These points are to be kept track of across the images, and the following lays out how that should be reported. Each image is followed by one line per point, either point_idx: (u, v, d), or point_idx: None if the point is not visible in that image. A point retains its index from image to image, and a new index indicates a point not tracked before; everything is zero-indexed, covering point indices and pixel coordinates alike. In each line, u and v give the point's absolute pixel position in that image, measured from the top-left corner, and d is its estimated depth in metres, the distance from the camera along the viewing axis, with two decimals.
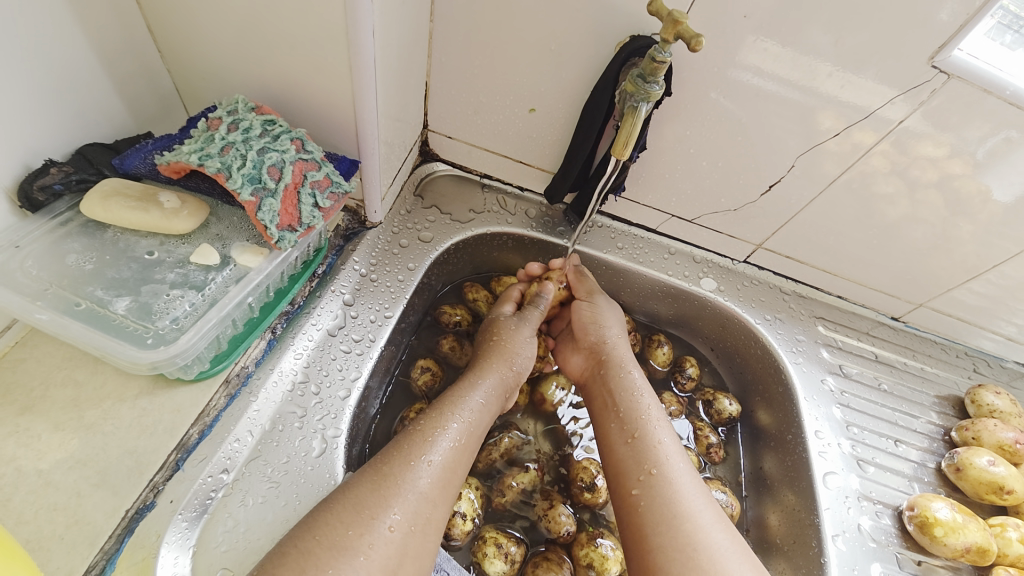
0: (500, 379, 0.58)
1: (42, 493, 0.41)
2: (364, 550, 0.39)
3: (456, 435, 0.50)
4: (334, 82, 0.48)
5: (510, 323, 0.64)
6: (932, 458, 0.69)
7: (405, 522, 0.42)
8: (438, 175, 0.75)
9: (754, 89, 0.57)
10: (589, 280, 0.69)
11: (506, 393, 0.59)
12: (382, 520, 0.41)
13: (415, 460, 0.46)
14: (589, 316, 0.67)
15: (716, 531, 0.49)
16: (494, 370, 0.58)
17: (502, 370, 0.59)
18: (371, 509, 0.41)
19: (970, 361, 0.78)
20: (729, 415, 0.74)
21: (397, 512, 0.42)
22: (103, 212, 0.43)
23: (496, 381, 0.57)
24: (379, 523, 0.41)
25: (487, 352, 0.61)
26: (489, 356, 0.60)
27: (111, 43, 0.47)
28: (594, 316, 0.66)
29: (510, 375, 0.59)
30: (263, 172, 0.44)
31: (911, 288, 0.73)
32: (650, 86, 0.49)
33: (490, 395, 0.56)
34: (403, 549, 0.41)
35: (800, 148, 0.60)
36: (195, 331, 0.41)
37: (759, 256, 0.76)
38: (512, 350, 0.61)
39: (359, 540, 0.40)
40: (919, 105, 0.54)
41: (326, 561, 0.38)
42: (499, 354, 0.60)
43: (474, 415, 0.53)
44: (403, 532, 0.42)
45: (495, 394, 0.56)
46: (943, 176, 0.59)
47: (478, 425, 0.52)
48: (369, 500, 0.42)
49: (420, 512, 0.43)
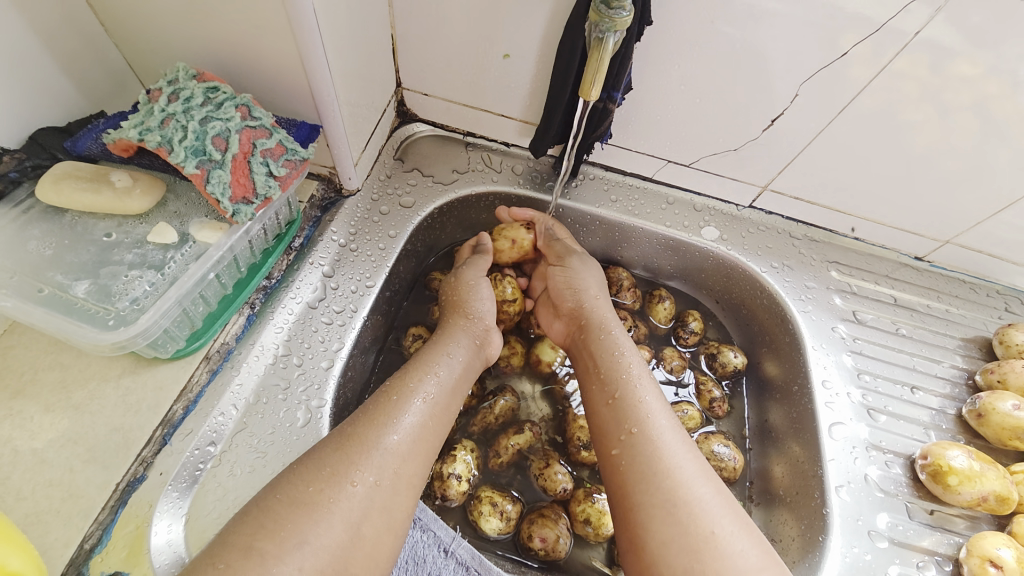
0: (469, 335, 0.58)
1: (37, 470, 0.43)
2: (326, 505, 0.39)
3: (427, 392, 0.49)
4: (280, 40, 0.46)
5: (455, 278, 0.64)
6: (953, 404, 0.65)
7: (370, 478, 0.42)
8: (419, 136, 0.72)
9: (749, 9, 0.50)
10: (559, 244, 0.67)
11: (478, 345, 0.58)
12: (344, 476, 0.41)
13: (380, 419, 0.45)
14: (563, 281, 0.65)
15: (699, 485, 0.46)
16: (456, 328, 0.58)
17: (468, 330, 0.58)
18: (333, 466, 0.41)
19: (1003, 300, 0.72)
20: (734, 367, 0.71)
21: (359, 467, 0.42)
22: (57, 195, 0.44)
23: (464, 338, 0.57)
24: (342, 480, 0.41)
25: (447, 313, 0.60)
26: (450, 317, 0.59)
27: (51, 21, 0.46)
28: (568, 279, 0.65)
29: (476, 329, 0.59)
30: (207, 143, 0.43)
31: (936, 224, 0.67)
32: (615, 13, 0.44)
33: (459, 350, 0.55)
34: (369, 503, 0.41)
35: (805, 74, 0.54)
36: (155, 309, 0.41)
37: (765, 199, 0.71)
38: (471, 307, 0.61)
39: (318, 495, 0.39)
40: (940, 10, 0.47)
41: (284, 515, 0.38)
42: (457, 314, 0.59)
43: (444, 373, 0.52)
44: (368, 487, 0.41)
45: (466, 349, 0.56)
46: (977, 98, 0.52)
47: (450, 384, 0.52)
48: (332, 459, 0.42)
49: (386, 467, 0.43)
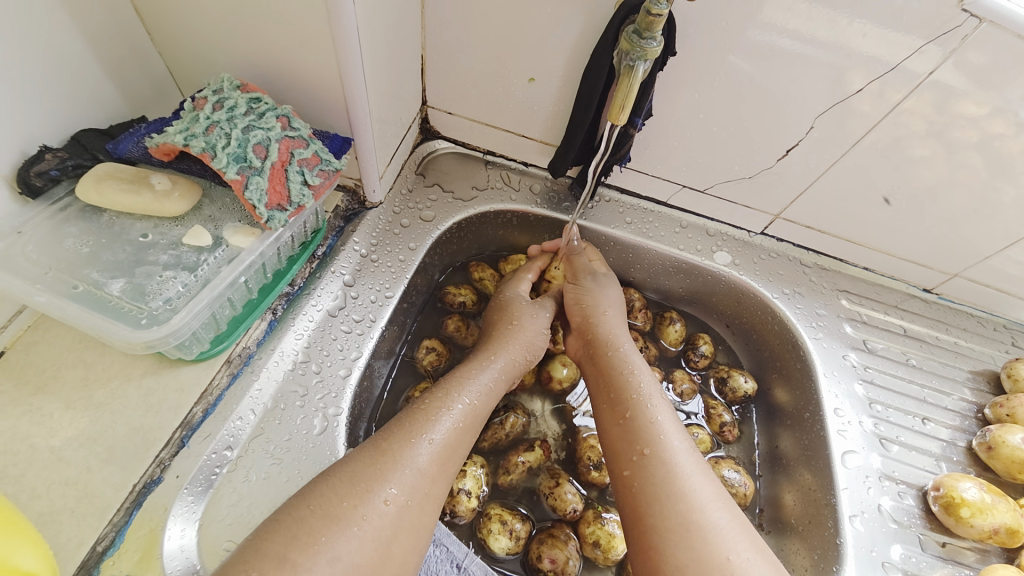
0: (510, 362, 0.58)
1: (54, 468, 0.43)
2: (357, 521, 0.39)
3: (460, 416, 0.49)
4: (320, 56, 0.47)
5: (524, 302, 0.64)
6: (963, 436, 0.65)
7: (401, 497, 0.42)
8: (440, 153, 0.73)
9: (767, 46, 0.53)
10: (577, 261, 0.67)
11: (517, 375, 0.58)
12: (377, 493, 0.41)
13: (415, 437, 0.45)
14: (573, 297, 0.65)
15: (714, 509, 0.46)
16: (502, 353, 0.57)
17: (513, 360, 0.58)
18: (367, 482, 0.41)
19: (1009, 334, 0.73)
20: (744, 393, 0.71)
21: (393, 486, 0.42)
22: (97, 195, 0.45)
23: (502, 358, 0.57)
24: (374, 496, 0.41)
25: (492, 336, 0.60)
26: (497, 339, 0.59)
27: (99, 28, 0.47)
28: (582, 298, 0.64)
29: (522, 361, 0.59)
30: (248, 151, 0.44)
31: (944, 258, 0.68)
32: (647, 43, 0.46)
33: (497, 374, 0.56)
34: (398, 523, 0.41)
35: (820, 110, 0.56)
36: (187, 310, 0.43)
37: (777, 227, 0.72)
38: (529, 338, 0.60)
39: (352, 510, 0.39)
40: (951, 52, 0.49)
41: (317, 528, 0.38)
42: (514, 342, 0.59)
43: (478, 399, 0.52)
44: (398, 506, 0.41)
45: (504, 377, 0.56)
46: (984, 137, 0.54)
47: (481, 410, 0.52)
48: (366, 474, 0.42)
49: (417, 488, 0.43)
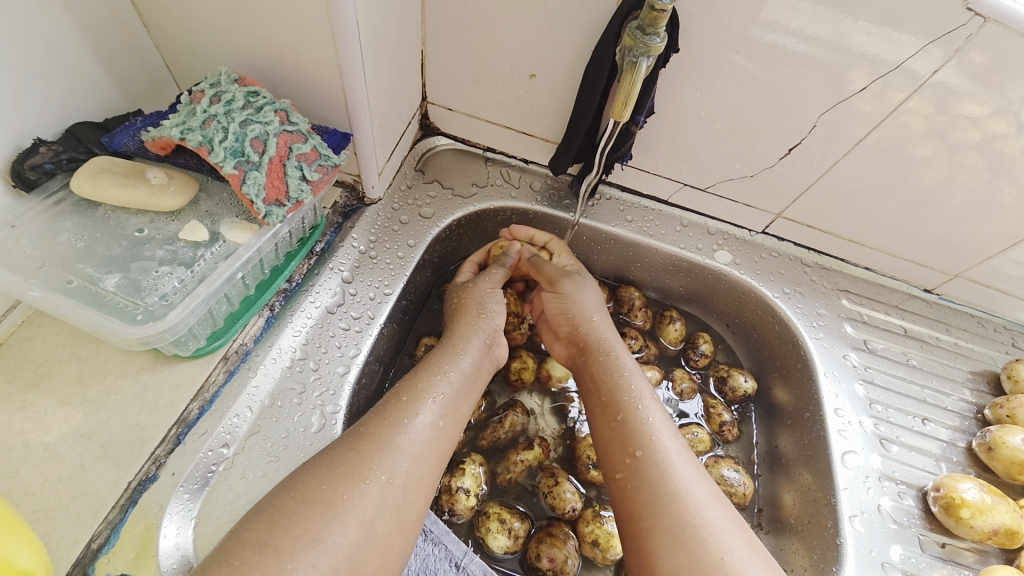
0: (479, 338, 0.56)
1: (48, 464, 0.43)
2: (339, 502, 0.39)
3: (438, 393, 0.49)
4: (320, 50, 0.47)
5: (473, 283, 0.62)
6: (963, 437, 0.65)
7: (384, 477, 0.41)
8: (439, 149, 0.73)
9: (770, 46, 0.52)
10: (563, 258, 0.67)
11: (489, 345, 0.57)
12: (358, 474, 0.41)
13: (393, 419, 0.45)
14: (556, 305, 0.64)
15: (708, 509, 0.46)
16: (460, 337, 0.56)
17: (482, 334, 0.57)
18: (347, 465, 0.41)
19: (1009, 335, 0.73)
20: (743, 392, 0.71)
21: (372, 465, 0.41)
22: (92, 188, 0.44)
23: (474, 338, 0.56)
24: (356, 477, 0.40)
25: (456, 316, 0.59)
26: (459, 321, 0.58)
27: (97, 21, 0.47)
28: (566, 307, 0.63)
29: (487, 328, 0.58)
30: (246, 145, 0.44)
31: (946, 258, 0.68)
32: (650, 39, 0.46)
33: (473, 353, 0.54)
34: (382, 502, 0.41)
35: (822, 108, 0.56)
36: (184, 306, 0.42)
37: (779, 226, 0.72)
38: (487, 311, 0.59)
39: (333, 493, 0.39)
40: (955, 52, 0.48)
41: (298, 512, 0.37)
42: (468, 316, 0.58)
43: (457, 375, 0.51)
44: (381, 485, 0.41)
45: (478, 350, 0.55)
46: (985, 137, 0.53)
47: (458, 386, 0.51)
48: (345, 457, 0.42)
49: (399, 466, 0.43)
